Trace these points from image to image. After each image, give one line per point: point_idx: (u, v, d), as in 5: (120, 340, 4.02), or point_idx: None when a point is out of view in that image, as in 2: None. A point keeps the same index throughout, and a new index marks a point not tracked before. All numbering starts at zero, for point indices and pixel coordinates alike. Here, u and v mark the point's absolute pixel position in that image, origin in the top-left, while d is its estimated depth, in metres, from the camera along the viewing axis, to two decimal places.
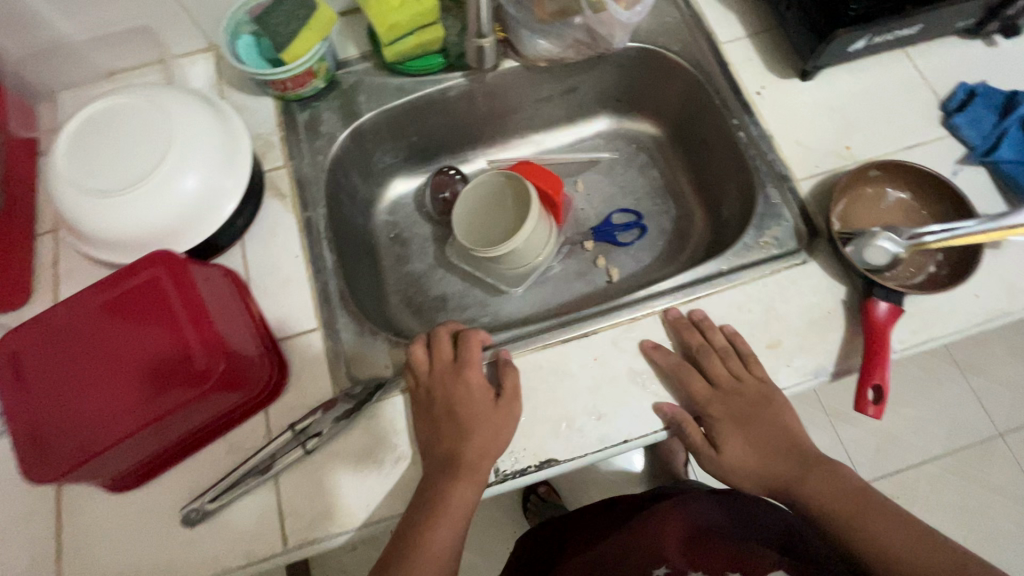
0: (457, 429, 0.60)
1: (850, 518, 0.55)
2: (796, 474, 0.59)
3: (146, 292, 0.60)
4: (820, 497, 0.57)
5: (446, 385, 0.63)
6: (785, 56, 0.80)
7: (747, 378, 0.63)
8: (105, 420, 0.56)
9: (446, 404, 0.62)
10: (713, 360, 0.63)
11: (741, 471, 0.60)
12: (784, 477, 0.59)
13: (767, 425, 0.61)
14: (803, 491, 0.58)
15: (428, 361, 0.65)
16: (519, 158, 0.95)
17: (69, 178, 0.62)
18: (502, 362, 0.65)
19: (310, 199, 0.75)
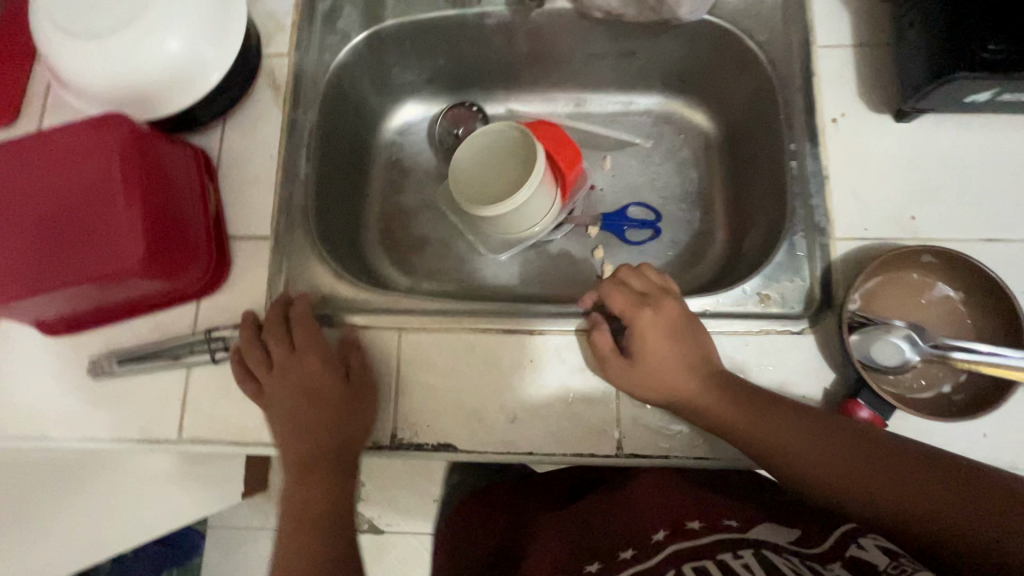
0: (309, 421, 0.57)
1: (825, 457, 0.48)
2: (747, 403, 0.53)
3: (94, 152, 0.56)
4: (779, 432, 0.51)
5: (288, 370, 0.58)
6: (887, 85, 0.65)
7: (686, 329, 0.57)
8: (25, 271, 0.55)
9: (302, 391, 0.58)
10: (639, 313, 0.58)
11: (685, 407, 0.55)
12: (738, 416, 0.53)
13: (702, 367, 0.56)
14: (758, 434, 0.52)
15: (286, 340, 0.59)
16: (551, 115, 0.85)
17: (51, 11, 0.58)
18: (354, 342, 0.62)
19: (303, 98, 0.70)
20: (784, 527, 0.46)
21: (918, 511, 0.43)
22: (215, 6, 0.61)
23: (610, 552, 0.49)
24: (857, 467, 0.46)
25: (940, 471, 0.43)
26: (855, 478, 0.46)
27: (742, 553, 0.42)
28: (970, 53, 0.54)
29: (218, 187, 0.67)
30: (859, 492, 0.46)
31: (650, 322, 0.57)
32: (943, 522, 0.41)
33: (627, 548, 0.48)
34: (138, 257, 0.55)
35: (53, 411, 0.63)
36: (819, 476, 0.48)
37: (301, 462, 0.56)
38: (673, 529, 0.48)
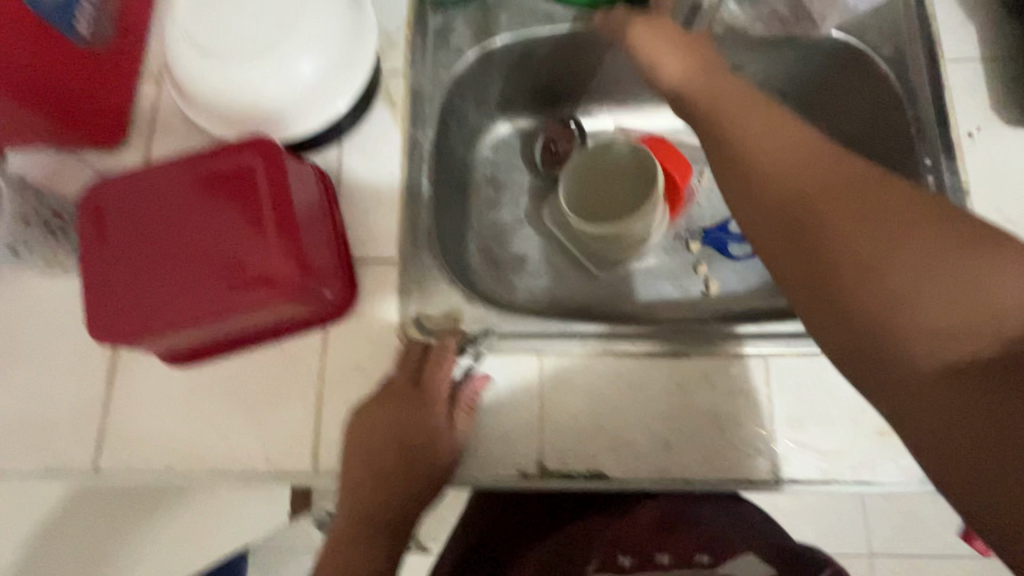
0: (383, 479, 0.59)
1: (880, 248, 0.41)
2: (809, 190, 0.45)
3: (238, 179, 0.55)
4: (833, 192, 0.44)
5: (394, 415, 0.59)
6: (1021, 98, 0.64)
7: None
8: (171, 302, 0.53)
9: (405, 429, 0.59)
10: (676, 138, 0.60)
11: (785, 204, 0.46)
12: (794, 186, 0.46)
13: (814, 152, 0.47)
14: (820, 192, 0.45)
15: (412, 372, 0.60)
16: (649, 130, 0.84)
17: (186, 29, 0.57)
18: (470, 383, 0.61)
19: (421, 117, 0.68)
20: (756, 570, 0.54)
21: (888, 311, 0.39)
22: (349, 24, 0.60)
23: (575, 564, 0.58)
24: (869, 238, 0.41)
25: (967, 269, 0.39)
26: (915, 274, 0.39)
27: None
28: None
29: (342, 210, 0.65)
30: (902, 293, 0.39)
31: (741, 112, 0.53)
32: (958, 354, 0.37)
33: (592, 562, 0.58)
34: (289, 287, 0.53)
35: (178, 447, 0.60)
36: (868, 266, 0.41)
37: (356, 519, 0.58)
38: (640, 559, 0.57)
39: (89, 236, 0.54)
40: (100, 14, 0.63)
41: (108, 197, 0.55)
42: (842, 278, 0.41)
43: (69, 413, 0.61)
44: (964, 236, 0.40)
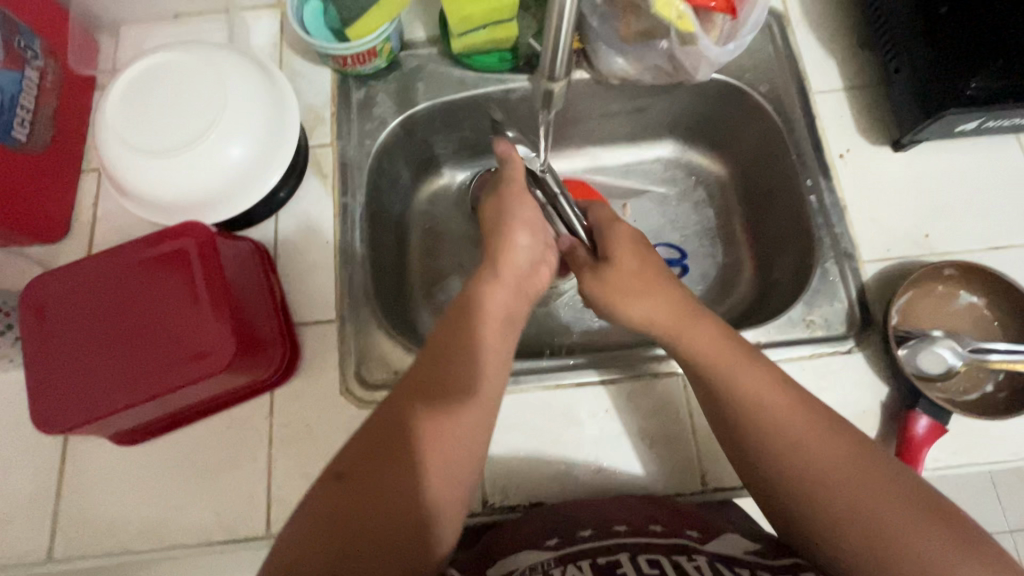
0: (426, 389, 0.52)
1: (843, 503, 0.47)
2: (801, 443, 0.50)
3: (174, 261, 0.58)
4: (803, 444, 0.50)
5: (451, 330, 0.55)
6: (880, 119, 0.73)
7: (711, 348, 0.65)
8: (113, 385, 0.55)
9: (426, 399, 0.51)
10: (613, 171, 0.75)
11: (773, 439, 0.51)
12: (786, 434, 0.51)
13: (804, 426, 0.51)
14: (807, 443, 0.50)
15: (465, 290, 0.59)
16: (571, 171, 0.90)
17: (116, 132, 0.62)
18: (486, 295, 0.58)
19: (351, 184, 0.73)
20: (740, 544, 0.51)
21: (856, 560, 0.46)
22: (271, 111, 0.65)
23: (571, 530, 0.53)
24: (860, 501, 0.47)
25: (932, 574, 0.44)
26: (892, 535, 0.45)
27: (695, 556, 0.48)
28: (955, 92, 0.62)
29: (279, 277, 0.69)
30: (886, 553, 0.45)
31: (686, 321, 0.58)
32: None
33: (586, 529, 0.53)
34: (227, 361, 0.56)
35: (132, 524, 0.61)
36: (845, 524, 0.46)
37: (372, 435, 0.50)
38: (634, 526, 0.52)
39: (30, 330, 0.57)
40: (36, 119, 0.67)
41: (46, 293, 0.57)
42: (832, 547, 0.47)
43: (21, 503, 0.62)
44: (942, 521, 0.45)
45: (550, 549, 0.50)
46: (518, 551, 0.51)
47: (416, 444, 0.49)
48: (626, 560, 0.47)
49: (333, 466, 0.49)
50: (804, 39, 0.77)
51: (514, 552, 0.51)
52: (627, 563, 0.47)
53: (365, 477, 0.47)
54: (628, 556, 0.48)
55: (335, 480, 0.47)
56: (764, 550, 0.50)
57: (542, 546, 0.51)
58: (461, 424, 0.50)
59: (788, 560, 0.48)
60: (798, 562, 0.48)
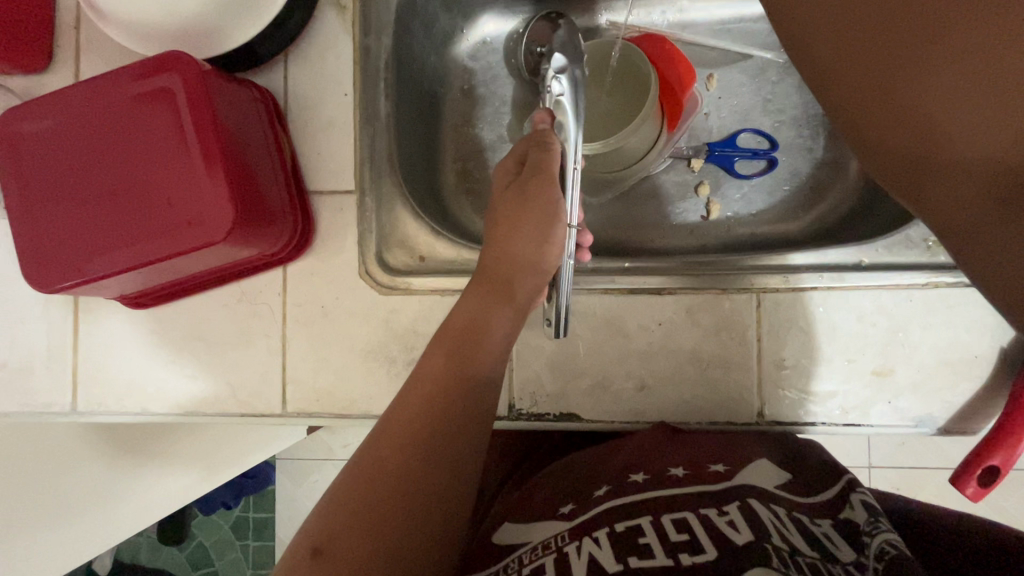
0: (463, 347, 0.46)
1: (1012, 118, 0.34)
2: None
3: (159, 102, 0.48)
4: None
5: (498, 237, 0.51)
6: None
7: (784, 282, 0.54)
8: (102, 246, 0.49)
9: (387, 430, 0.42)
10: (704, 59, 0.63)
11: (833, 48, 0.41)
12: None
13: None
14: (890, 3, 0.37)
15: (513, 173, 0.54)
16: (649, 27, 0.72)
17: None
18: (516, 219, 0.50)
19: (375, 20, 0.59)
20: (771, 476, 0.47)
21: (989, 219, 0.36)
22: None
23: (584, 493, 0.48)
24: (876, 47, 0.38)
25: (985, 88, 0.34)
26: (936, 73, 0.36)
27: (727, 506, 0.42)
28: None
29: (290, 135, 0.59)
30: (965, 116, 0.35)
31: None
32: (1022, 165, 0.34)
33: (602, 488, 0.48)
34: (225, 230, 0.48)
35: (148, 386, 0.60)
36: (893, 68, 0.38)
37: (371, 453, 0.41)
38: (654, 474, 0.47)
39: (11, 179, 0.50)
40: None
41: (23, 134, 0.50)
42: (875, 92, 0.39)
43: (37, 353, 0.61)
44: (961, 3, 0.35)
45: (563, 519, 0.45)
46: (531, 521, 0.46)
47: (429, 443, 0.42)
48: (648, 524, 0.41)
49: (307, 539, 0.38)
50: None
51: (524, 521, 0.46)
52: (649, 529, 0.41)
53: (368, 517, 0.38)
54: (650, 519, 0.42)
55: (310, 558, 0.36)
56: (798, 484, 0.47)
57: (557, 516, 0.45)
58: (495, 333, 0.48)
59: (829, 498, 0.45)
60: (843, 496, 0.45)
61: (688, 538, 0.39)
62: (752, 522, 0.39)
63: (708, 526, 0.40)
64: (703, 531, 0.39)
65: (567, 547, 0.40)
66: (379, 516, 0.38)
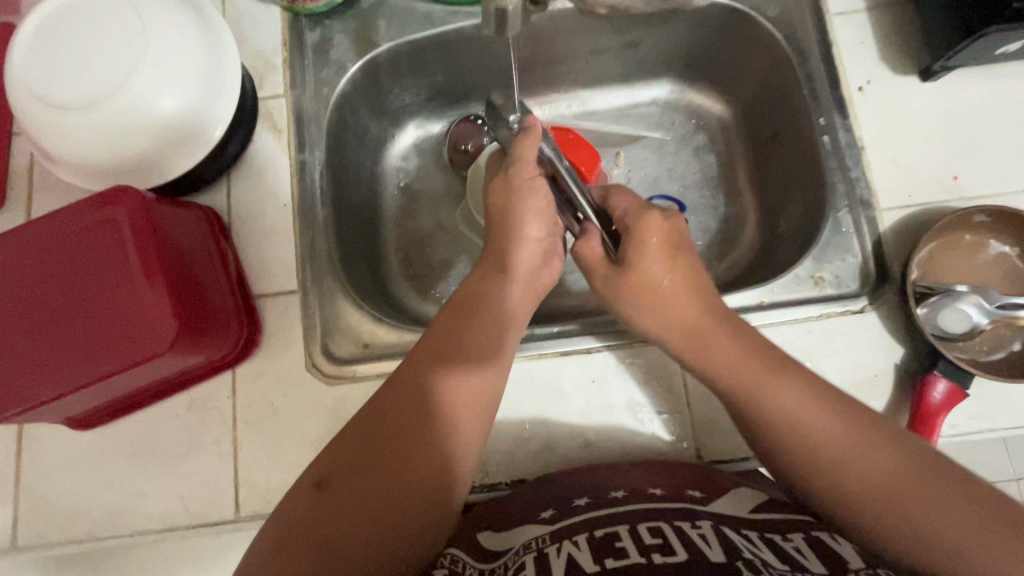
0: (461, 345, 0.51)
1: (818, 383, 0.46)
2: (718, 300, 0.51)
3: (104, 231, 0.53)
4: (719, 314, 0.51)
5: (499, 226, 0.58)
6: (902, 42, 0.64)
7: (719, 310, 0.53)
8: (47, 371, 0.51)
9: (391, 405, 0.47)
10: (645, 217, 0.57)
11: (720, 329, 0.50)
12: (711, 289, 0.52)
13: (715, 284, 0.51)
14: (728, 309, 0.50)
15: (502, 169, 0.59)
16: (558, 118, 0.81)
17: (26, 86, 0.54)
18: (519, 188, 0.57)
19: (308, 139, 0.66)
20: (750, 501, 0.47)
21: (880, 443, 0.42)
22: (205, 57, 0.57)
23: (565, 500, 0.49)
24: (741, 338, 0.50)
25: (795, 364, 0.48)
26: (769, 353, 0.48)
27: (699, 522, 0.43)
28: (994, 8, 0.54)
29: (234, 245, 0.63)
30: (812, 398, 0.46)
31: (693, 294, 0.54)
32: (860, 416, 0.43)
33: (582, 497, 0.49)
34: (169, 342, 0.51)
35: (93, 510, 0.59)
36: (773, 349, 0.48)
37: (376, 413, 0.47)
38: (635, 492, 0.49)
39: None
40: None
41: None
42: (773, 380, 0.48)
43: None
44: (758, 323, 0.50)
45: (544, 522, 0.47)
46: (512, 528, 0.48)
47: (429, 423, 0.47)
48: (626, 531, 0.43)
49: (313, 475, 0.44)
50: None
51: (506, 527, 0.48)
52: (626, 536, 0.42)
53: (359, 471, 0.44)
54: (628, 527, 0.43)
55: (315, 489, 0.43)
56: (775, 502, 0.48)
57: (537, 521, 0.47)
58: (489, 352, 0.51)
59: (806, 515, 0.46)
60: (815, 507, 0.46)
61: (660, 542, 0.40)
62: (723, 541, 0.40)
63: (682, 539, 0.41)
64: (676, 538, 0.41)
65: (547, 547, 0.42)
66: (376, 479, 0.43)
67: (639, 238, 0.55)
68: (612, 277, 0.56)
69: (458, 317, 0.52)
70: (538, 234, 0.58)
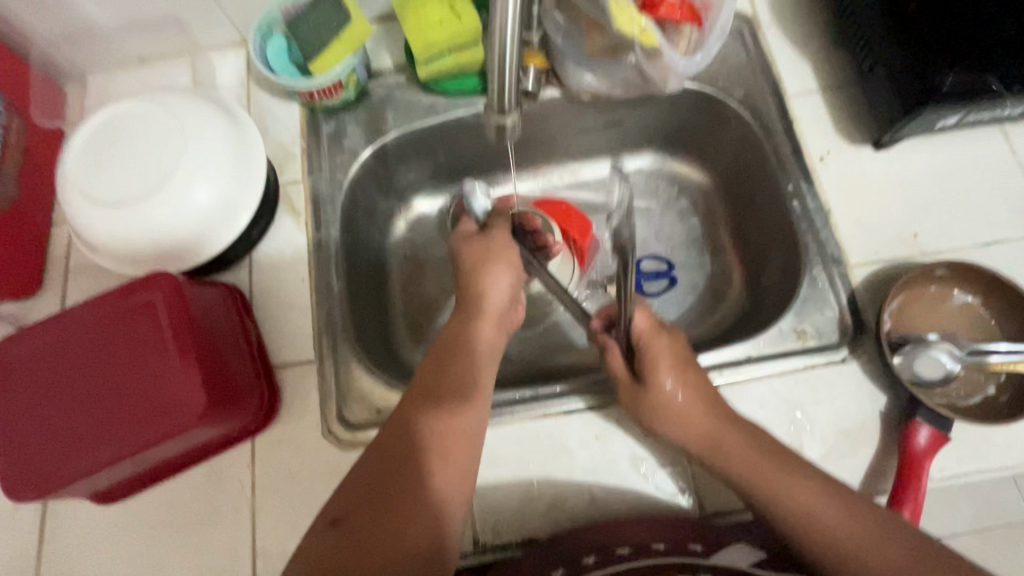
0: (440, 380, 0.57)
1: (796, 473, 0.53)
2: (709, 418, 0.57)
3: (139, 313, 0.57)
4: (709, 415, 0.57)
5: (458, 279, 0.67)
6: (855, 117, 0.72)
7: (690, 371, 0.59)
8: (82, 447, 0.54)
9: (393, 440, 0.52)
10: (658, 340, 0.60)
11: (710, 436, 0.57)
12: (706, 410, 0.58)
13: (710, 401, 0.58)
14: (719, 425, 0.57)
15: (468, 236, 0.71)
16: (552, 188, 0.88)
17: (79, 188, 0.61)
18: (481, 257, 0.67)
19: (324, 219, 0.73)
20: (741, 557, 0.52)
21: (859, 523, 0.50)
22: (233, 154, 0.64)
23: (574, 557, 0.53)
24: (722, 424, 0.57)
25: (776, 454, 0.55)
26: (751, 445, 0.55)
27: None
28: (929, 89, 0.61)
29: (255, 319, 0.68)
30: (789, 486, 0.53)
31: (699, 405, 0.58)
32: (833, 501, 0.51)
33: (590, 554, 0.53)
34: (197, 415, 0.54)
35: None
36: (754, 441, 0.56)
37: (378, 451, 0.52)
38: (637, 548, 0.53)
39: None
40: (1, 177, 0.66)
41: (13, 357, 0.57)
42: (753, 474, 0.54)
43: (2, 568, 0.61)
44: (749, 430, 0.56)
45: None
46: None
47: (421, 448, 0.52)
48: None
49: (329, 514, 0.48)
50: (775, 43, 0.76)
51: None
52: None
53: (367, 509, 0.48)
54: None
55: (331, 524, 0.47)
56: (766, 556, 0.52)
57: None
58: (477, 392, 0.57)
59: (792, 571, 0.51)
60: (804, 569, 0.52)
61: None
62: None
63: None
64: None
65: None
66: (392, 510, 0.48)
67: (653, 360, 0.59)
68: (632, 396, 0.60)
69: (437, 354, 0.60)
70: (503, 298, 0.65)
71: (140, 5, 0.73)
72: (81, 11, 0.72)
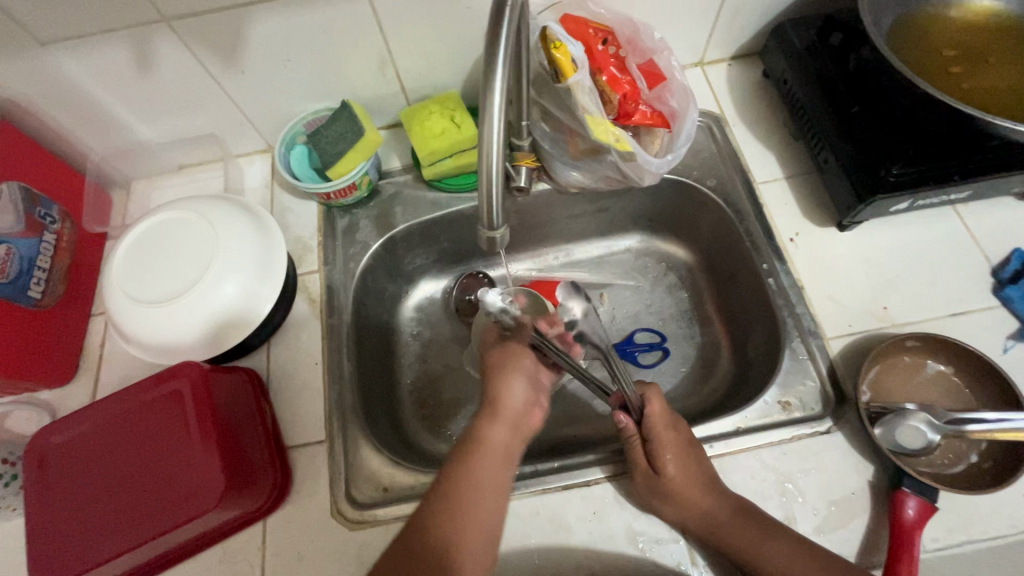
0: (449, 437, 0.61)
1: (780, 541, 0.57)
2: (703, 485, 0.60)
3: (169, 399, 0.62)
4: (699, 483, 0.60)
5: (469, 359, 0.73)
6: (819, 201, 0.79)
7: (691, 456, 0.62)
8: (109, 531, 0.57)
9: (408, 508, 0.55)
10: (666, 431, 0.63)
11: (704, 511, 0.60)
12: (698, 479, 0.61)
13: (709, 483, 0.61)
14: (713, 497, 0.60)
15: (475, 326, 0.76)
16: (548, 268, 0.96)
17: (121, 287, 0.68)
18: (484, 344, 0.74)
19: (337, 305, 0.79)
20: None
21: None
22: (258, 253, 0.72)
23: None
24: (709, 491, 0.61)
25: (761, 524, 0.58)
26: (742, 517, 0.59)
27: None
28: (876, 182, 0.66)
29: (271, 401, 0.72)
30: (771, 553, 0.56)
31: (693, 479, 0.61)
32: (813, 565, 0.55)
33: None
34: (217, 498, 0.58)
35: None
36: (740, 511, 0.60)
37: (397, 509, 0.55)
38: None
39: (33, 484, 0.60)
40: (50, 277, 0.73)
41: (51, 445, 0.61)
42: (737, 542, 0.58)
43: None
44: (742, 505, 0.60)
45: None
46: None
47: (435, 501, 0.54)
48: None
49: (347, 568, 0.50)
50: (741, 136, 0.85)
51: None
52: None
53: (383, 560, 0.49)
54: None
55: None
56: None
57: None
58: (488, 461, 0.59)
59: None
60: None
61: None
62: None
63: None
64: None
65: None
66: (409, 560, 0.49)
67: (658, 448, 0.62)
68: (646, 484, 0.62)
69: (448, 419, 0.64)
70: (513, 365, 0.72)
71: (183, 123, 0.84)
72: (132, 130, 0.83)
